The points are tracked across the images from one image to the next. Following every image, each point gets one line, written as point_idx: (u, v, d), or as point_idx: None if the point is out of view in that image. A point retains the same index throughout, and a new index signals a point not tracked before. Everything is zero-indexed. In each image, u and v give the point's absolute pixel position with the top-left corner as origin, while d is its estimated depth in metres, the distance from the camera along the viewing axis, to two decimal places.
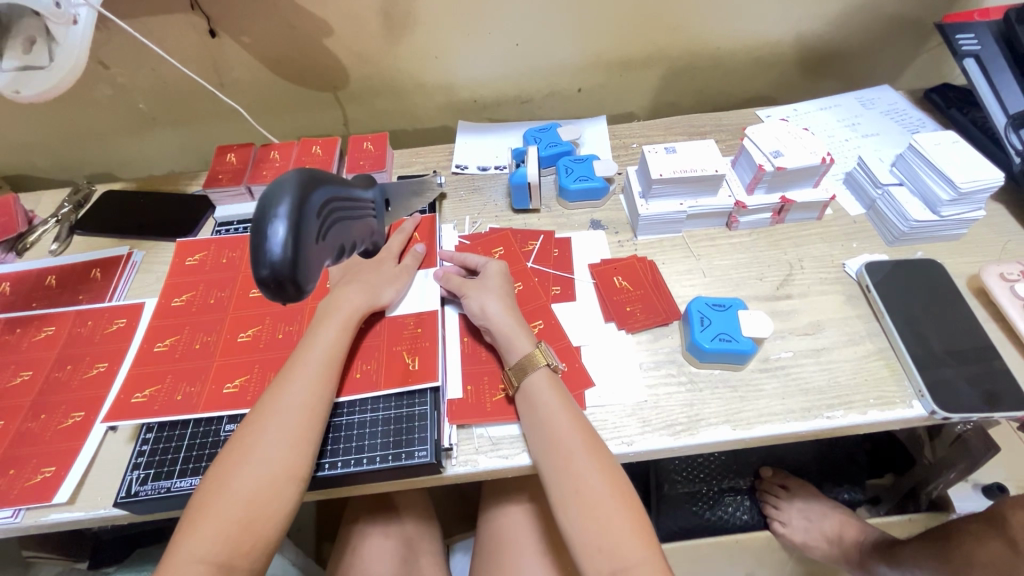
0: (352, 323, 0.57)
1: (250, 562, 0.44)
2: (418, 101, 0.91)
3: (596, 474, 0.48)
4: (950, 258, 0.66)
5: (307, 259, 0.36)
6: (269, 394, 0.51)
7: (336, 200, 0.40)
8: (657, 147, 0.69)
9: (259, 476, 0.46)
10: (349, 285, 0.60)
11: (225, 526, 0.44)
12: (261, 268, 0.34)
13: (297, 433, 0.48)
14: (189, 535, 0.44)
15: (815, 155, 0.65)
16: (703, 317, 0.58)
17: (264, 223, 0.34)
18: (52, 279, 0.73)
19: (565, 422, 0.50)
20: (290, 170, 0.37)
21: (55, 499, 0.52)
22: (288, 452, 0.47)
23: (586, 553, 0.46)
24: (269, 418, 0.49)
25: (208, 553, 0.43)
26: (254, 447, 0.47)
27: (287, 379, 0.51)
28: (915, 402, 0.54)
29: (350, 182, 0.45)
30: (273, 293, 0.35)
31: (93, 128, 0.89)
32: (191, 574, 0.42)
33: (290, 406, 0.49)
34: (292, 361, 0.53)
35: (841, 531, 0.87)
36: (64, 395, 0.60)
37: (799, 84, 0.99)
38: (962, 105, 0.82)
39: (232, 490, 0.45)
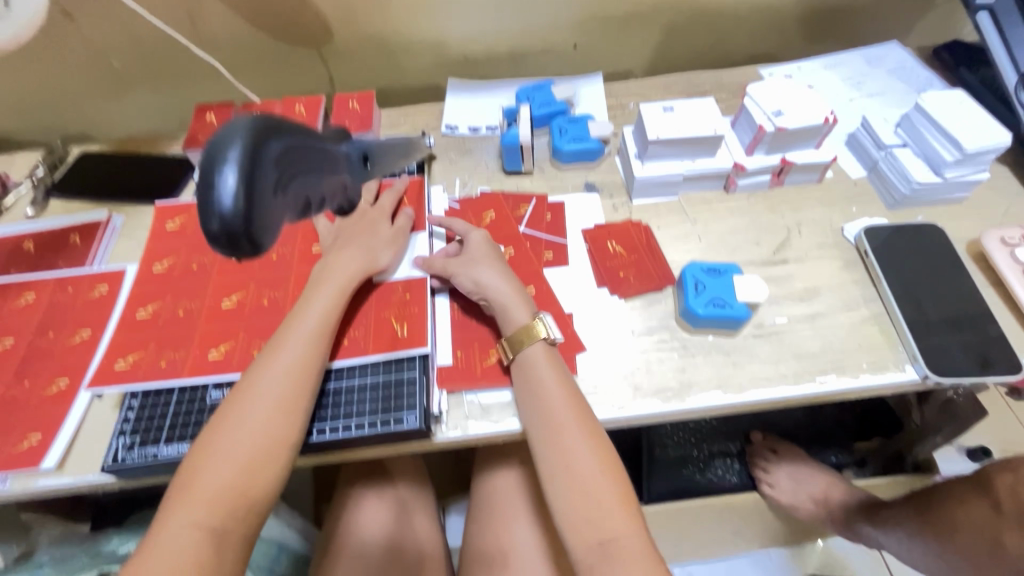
0: (349, 289, 0.55)
1: (243, 526, 0.44)
2: (406, 57, 0.87)
3: (587, 450, 0.48)
4: (951, 222, 0.64)
5: (265, 214, 0.32)
6: (262, 359, 0.49)
7: (299, 149, 0.36)
8: (654, 106, 0.66)
9: (249, 443, 0.45)
10: (343, 251, 0.58)
11: (218, 491, 0.43)
12: (211, 221, 0.31)
13: (290, 401, 0.47)
14: (180, 500, 0.43)
15: (818, 114, 0.63)
16: (698, 282, 0.57)
17: (213, 170, 0.30)
18: (30, 244, 0.71)
19: (561, 400, 0.50)
20: (243, 114, 0.33)
21: (43, 465, 0.52)
22: (278, 418, 0.46)
23: (573, 526, 0.46)
24: (262, 385, 0.47)
25: (201, 519, 0.42)
26: (246, 414, 0.46)
27: (280, 346, 0.50)
28: (908, 366, 0.54)
29: (319, 133, 0.41)
30: (226, 250, 0.32)
31: (65, 86, 0.85)
32: (184, 540, 0.42)
33: (283, 373, 0.48)
34: (284, 326, 0.52)
35: (827, 493, 0.89)
36: (48, 362, 0.59)
37: (804, 41, 0.95)
38: (971, 63, 0.79)
39: (224, 457, 0.44)
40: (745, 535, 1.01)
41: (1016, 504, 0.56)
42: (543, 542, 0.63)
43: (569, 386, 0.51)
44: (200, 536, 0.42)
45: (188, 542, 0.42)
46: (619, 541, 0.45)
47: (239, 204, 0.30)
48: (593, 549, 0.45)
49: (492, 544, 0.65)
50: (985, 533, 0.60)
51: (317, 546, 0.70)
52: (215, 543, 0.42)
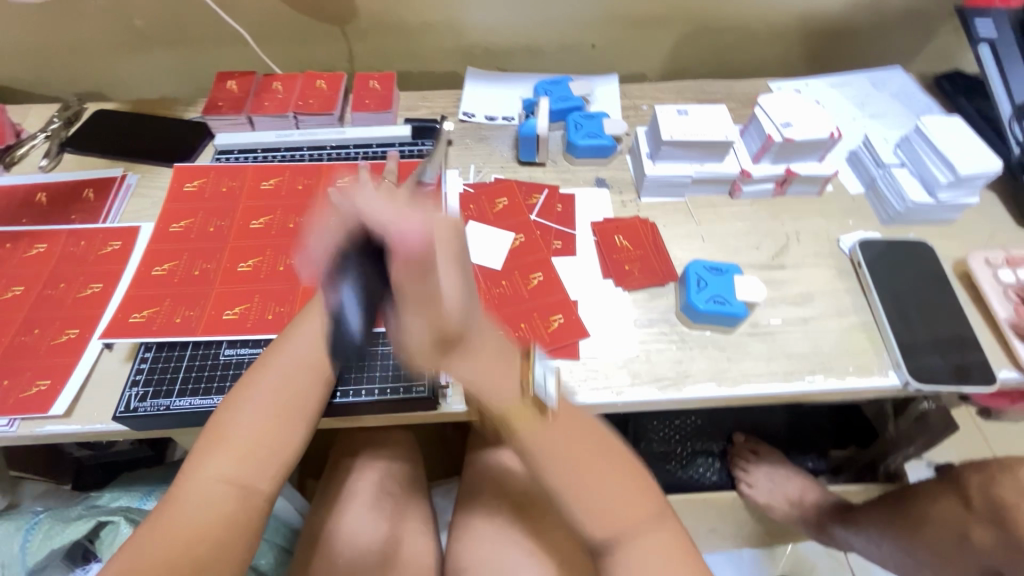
0: None
1: (269, 485, 0.45)
2: (427, 42, 0.88)
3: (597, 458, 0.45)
4: (941, 240, 0.68)
5: None
6: (294, 326, 0.51)
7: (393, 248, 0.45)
8: (669, 108, 0.69)
9: (278, 400, 0.47)
10: None
11: (250, 449, 0.44)
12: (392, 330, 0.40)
13: (321, 367, 0.49)
14: (211, 453, 0.44)
15: (824, 128, 0.65)
16: (700, 279, 0.60)
17: None
18: (43, 196, 0.71)
19: (564, 437, 0.44)
20: None
21: (52, 411, 0.53)
22: (305, 378, 0.48)
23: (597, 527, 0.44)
24: (298, 350, 0.49)
25: (232, 473, 0.43)
26: (280, 377, 0.48)
27: (313, 314, 0.52)
28: (891, 372, 0.57)
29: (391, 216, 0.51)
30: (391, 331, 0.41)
31: (85, 43, 0.85)
32: (215, 493, 0.42)
33: (315, 340, 0.50)
34: (317, 294, 0.54)
35: (802, 494, 0.93)
36: (58, 312, 0.60)
37: (812, 60, 0.98)
38: (969, 93, 0.83)
39: (256, 416, 0.46)
40: (722, 533, 1.04)
41: (987, 502, 0.60)
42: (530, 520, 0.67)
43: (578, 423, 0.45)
44: (230, 492, 0.43)
45: (218, 498, 0.42)
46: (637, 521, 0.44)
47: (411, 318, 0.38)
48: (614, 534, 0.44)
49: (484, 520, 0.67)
50: (954, 530, 0.63)
51: (312, 513, 0.72)
52: (243, 500, 0.43)
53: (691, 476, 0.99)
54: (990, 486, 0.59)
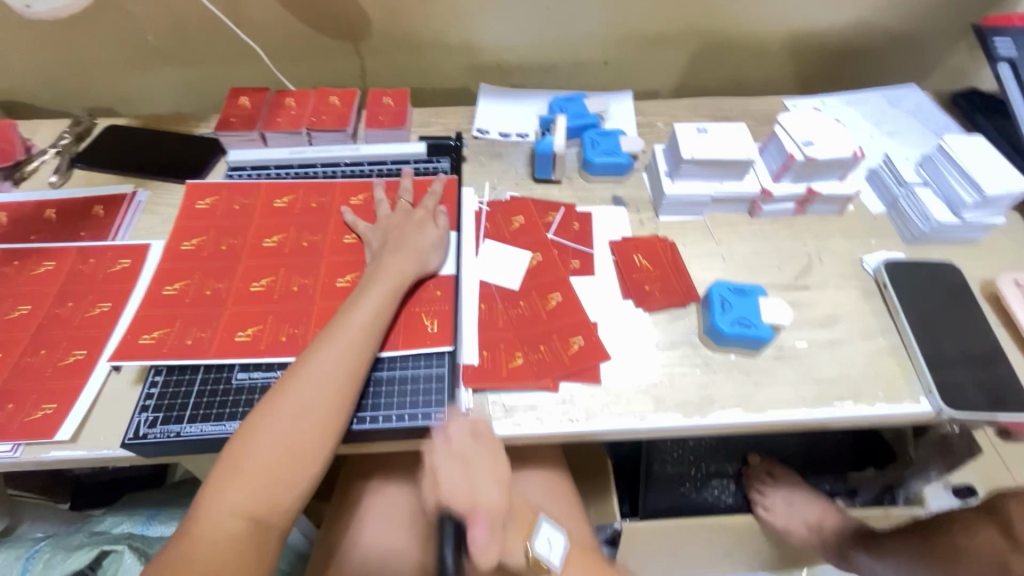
0: (400, 289, 0.55)
1: (282, 520, 0.44)
2: (441, 58, 0.88)
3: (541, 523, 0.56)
4: (967, 261, 0.66)
5: None
6: (312, 351, 0.49)
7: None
8: (688, 126, 0.68)
9: (296, 433, 0.45)
10: (397, 252, 0.58)
11: (266, 481, 0.43)
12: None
13: (339, 395, 0.48)
14: (226, 487, 0.43)
15: (846, 148, 0.65)
16: (724, 300, 0.58)
17: None
18: (51, 212, 0.70)
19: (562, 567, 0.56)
20: None
21: (57, 437, 0.51)
22: (325, 410, 0.47)
23: None
24: (317, 378, 0.47)
25: (246, 507, 0.42)
26: (298, 406, 0.46)
27: (330, 340, 0.50)
28: (922, 399, 0.55)
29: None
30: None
31: (97, 58, 0.84)
32: (228, 528, 0.42)
33: (333, 367, 0.49)
34: (335, 319, 0.52)
35: (822, 519, 0.91)
36: (65, 332, 0.59)
37: (825, 78, 0.97)
38: (988, 111, 0.82)
39: (273, 446, 0.44)
40: (737, 558, 1.02)
41: None
42: None
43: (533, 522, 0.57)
44: (243, 526, 0.42)
45: (232, 535, 0.41)
46: None
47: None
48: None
49: None
50: (992, 559, 0.60)
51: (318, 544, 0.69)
52: (258, 536, 0.42)
53: (706, 498, 0.97)
54: None
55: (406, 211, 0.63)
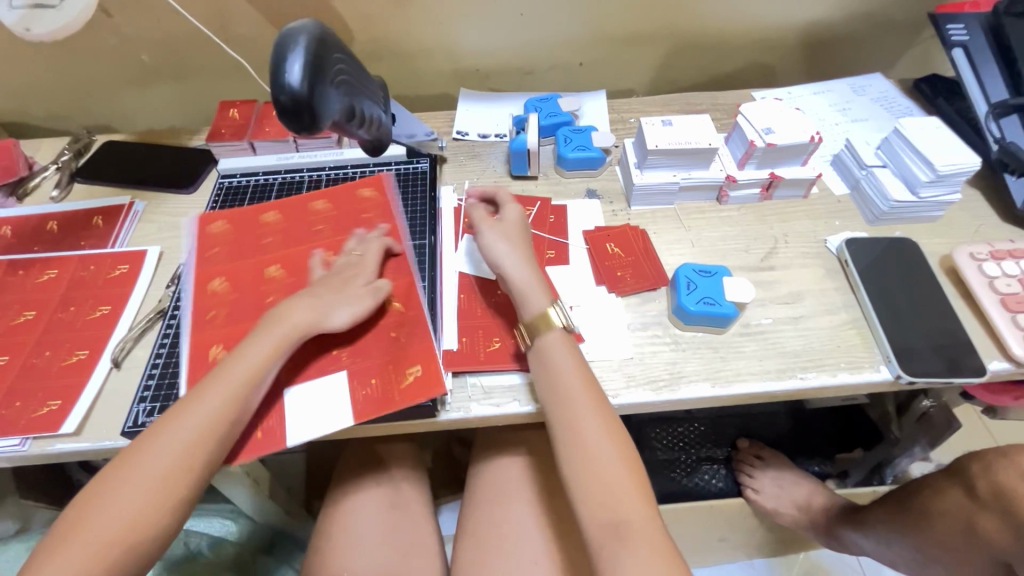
0: (290, 344, 0.54)
1: (143, 543, 0.44)
2: (422, 66, 0.92)
3: (613, 452, 0.50)
4: (926, 238, 0.69)
5: (317, 95, 0.50)
6: (190, 399, 0.50)
7: (353, 72, 0.56)
8: (654, 120, 0.71)
9: (170, 457, 0.47)
10: (301, 297, 0.57)
11: (113, 537, 0.43)
12: (282, 95, 0.49)
13: (205, 440, 0.48)
14: (103, 496, 0.45)
15: (805, 133, 0.68)
16: (690, 281, 0.61)
17: (284, 63, 0.49)
18: (53, 224, 0.74)
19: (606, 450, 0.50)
20: (305, 34, 0.50)
21: (62, 429, 0.55)
22: (201, 438, 0.48)
23: (589, 506, 0.49)
24: (183, 422, 0.48)
25: (112, 522, 0.44)
26: (156, 456, 0.46)
27: (211, 385, 0.50)
28: (882, 367, 0.58)
29: (370, 77, 0.61)
30: (291, 119, 0.50)
31: (95, 78, 0.89)
32: (91, 540, 0.43)
33: (219, 400, 0.50)
34: (231, 355, 0.53)
35: (810, 498, 0.93)
36: (67, 334, 0.62)
37: (794, 70, 1.01)
38: (948, 95, 0.85)
39: (127, 496, 0.45)
40: (731, 542, 1.03)
41: (992, 489, 0.59)
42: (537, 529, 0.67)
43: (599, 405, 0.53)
44: (105, 541, 0.43)
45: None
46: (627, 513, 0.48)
47: (296, 88, 0.48)
48: (603, 517, 0.48)
49: (488, 535, 0.68)
50: (961, 522, 0.63)
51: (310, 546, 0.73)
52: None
53: (696, 483, 0.98)
54: (991, 474, 0.59)
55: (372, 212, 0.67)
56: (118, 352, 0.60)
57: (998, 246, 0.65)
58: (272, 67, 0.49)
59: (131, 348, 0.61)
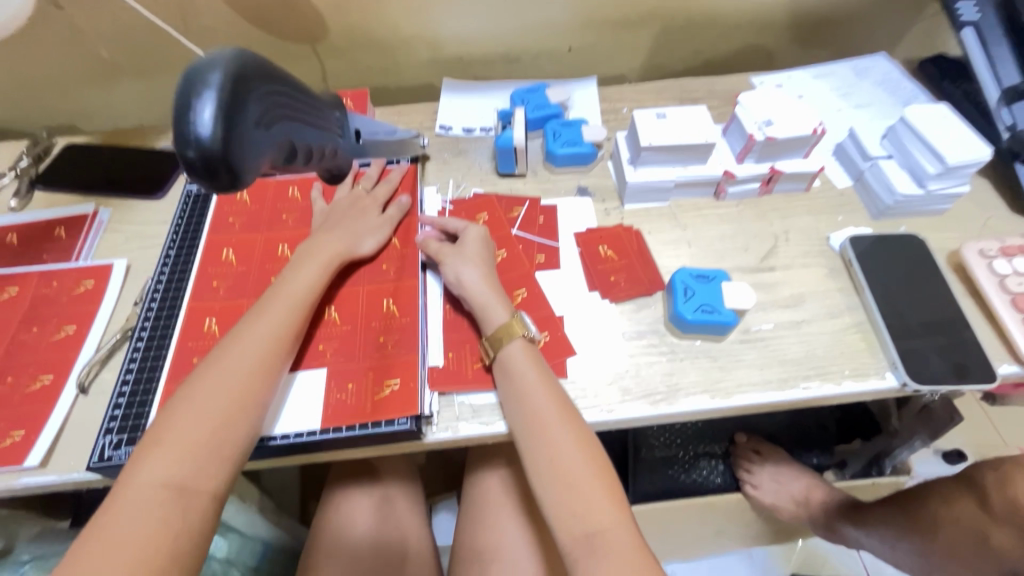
0: (331, 267, 0.58)
1: (211, 486, 0.44)
2: (401, 55, 0.86)
3: (581, 456, 0.49)
4: (933, 232, 0.66)
5: (242, 144, 0.35)
6: (242, 325, 0.51)
7: (293, 101, 0.41)
8: (648, 112, 0.67)
9: (227, 388, 0.47)
10: (332, 231, 0.61)
11: (189, 448, 0.44)
12: (188, 149, 0.34)
13: (259, 370, 0.49)
14: (144, 459, 0.43)
15: (807, 125, 0.64)
16: (687, 288, 0.58)
17: (190, 102, 0.33)
18: (13, 237, 0.69)
19: (572, 454, 0.49)
20: (222, 58, 0.35)
21: (26, 463, 0.51)
22: (254, 363, 0.49)
23: (558, 509, 0.47)
24: (233, 354, 0.49)
25: (169, 476, 0.42)
26: (220, 374, 0.47)
27: (255, 316, 0.52)
28: (888, 374, 0.56)
29: (320, 98, 0.47)
30: (206, 180, 0.35)
31: (51, 75, 0.83)
32: (150, 497, 0.41)
33: (269, 326, 0.51)
34: (271, 289, 0.55)
35: (808, 493, 0.91)
36: (31, 358, 0.58)
37: (793, 51, 0.96)
38: (955, 77, 0.81)
39: (195, 413, 0.45)
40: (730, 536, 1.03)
41: (1002, 502, 0.57)
42: (531, 542, 0.65)
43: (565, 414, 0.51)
44: (165, 494, 0.42)
45: (157, 502, 0.41)
46: (599, 515, 0.46)
47: (204, 140, 0.33)
48: (570, 519, 0.47)
49: (482, 548, 0.66)
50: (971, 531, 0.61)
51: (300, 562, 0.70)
52: (182, 504, 0.42)
53: (694, 479, 0.97)
54: (1002, 487, 0.58)
55: (356, 197, 0.66)
56: (84, 376, 0.56)
57: (1009, 242, 0.62)
58: (173, 113, 0.34)
59: (98, 371, 0.58)
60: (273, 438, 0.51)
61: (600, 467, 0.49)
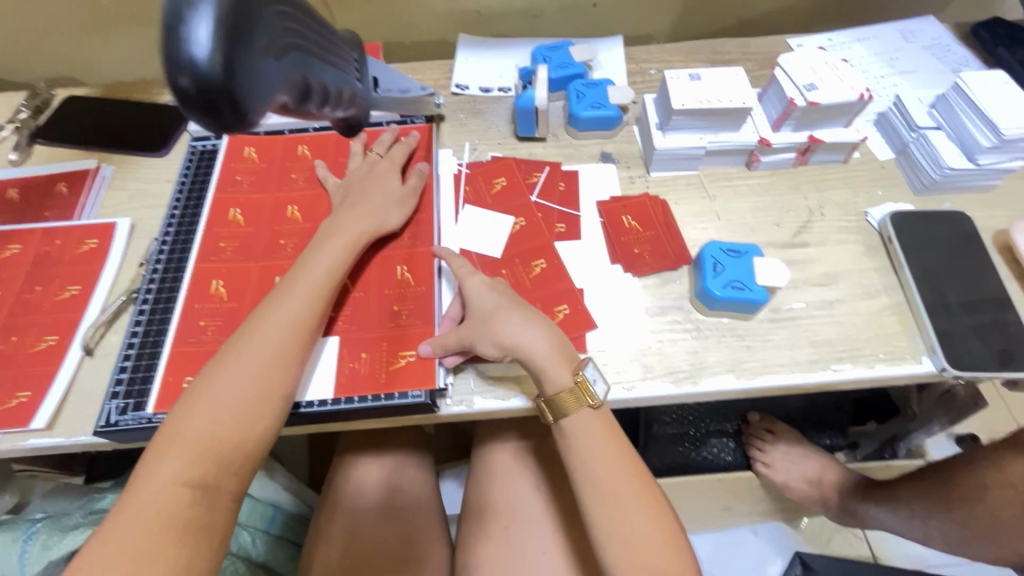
0: (356, 248, 0.54)
1: (234, 483, 0.43)
2: (415, 8, 0.81)
3: (617, 457, 0.49)
4: (978, 210, 0.62)
5: (244, 74, 0.31)
6: (259, 313, 0.48)
7: (303, 29, 0.36)
8: (680, 73, 0.63)
9: (249, 384, 0.44)
10: (354, 207, 0.57)
11: (211, 444, 0.42)
12: (182, 76, 0.29)
13: (283, 364, 0.46)
14: (163, 456, 0.41)
15: (853, 90, 0.59)
16: (716, 262, 0.55)
17: (183, 19, 0.29)
18: (14, 192, 0.67)
19: (610, 457, 0.49)
20: None
21: (33, 425, 0.50)
22: (278, 358, 0.46)
23: (595, 509, 0.48)
24: (256, 348, 0.46)
25: (190, 474, 0.41)
26: (240, 366, 0.45)
27: (276, 302, 0.49)
28: (925, 359, 0.53)
29: (337, 33, 0.42)
30: (203, 115, 0.31)
31: (48, 21, 0.79)
32: (172, 496, 0.40)
33: (292, 316, 0.48)
34: (292, 272, 0.51)
35: (822, 474, 0.89)
36: (36, 317, 0.57)
37: (833, 11, 0.89)
38: (1011, 43, 0.75)
39: (215, 407, 0.43)
40: (738, 513, 1.02)
41: None
42: (543, 516, 0.65)
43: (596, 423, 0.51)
44: (188, 493, 0.40)
45: (178, 499, 0.40)
46: (636, 515, 0.47)
47: (197, 64, 0.29)
48: (608, 519, 0.47)
49: (492, 519, 0.66)
50: None
51: (309, 531, 0.70)
52: (205, 501, 0.41)
53: (704, 456, 0.96)
54: None
55: (373, 161, 0.62)
56: (89, 338, 0.55)
57: None
58: (162, 30, 0.29)
59: (104, 333, 0.56)
60: (304, 404, 0.50)
61: (634, 468, 0.50)
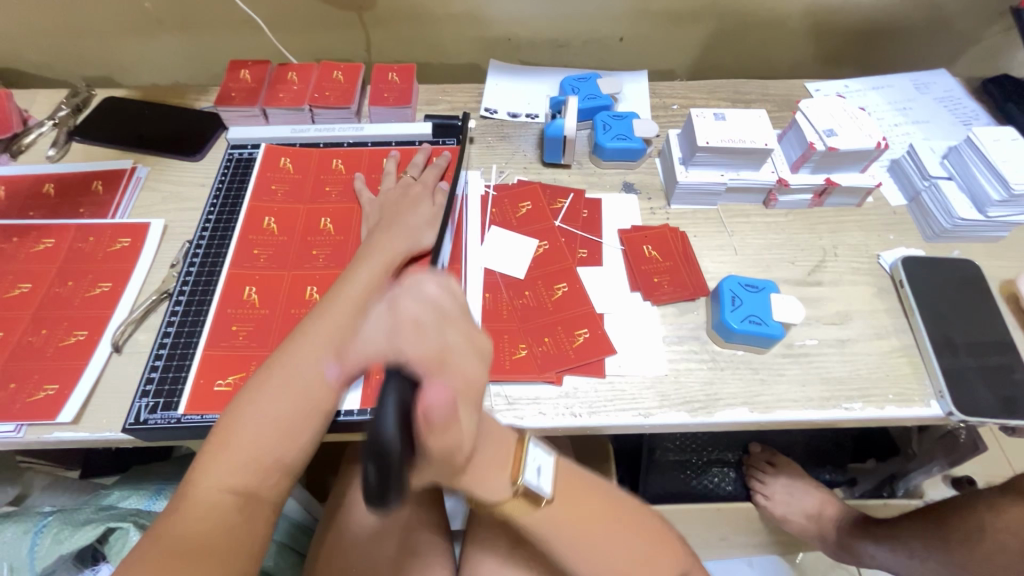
0: (392, 266, 0.56)
1: (274, 493, 0.44)
2: (448, 32, 0.84)
3: (594, 518, 0.43)
4: (986, 260, 0.64)
5: None
6: (301, 329, 0.50)
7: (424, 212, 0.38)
8: (705, 112, 0.65)
9: (293, 398, 0.46)
10: (391, 231, 0.58)
11: (255, 455, 0.43)
12: None
13: (324, 380, 0.48)
14: (212, 463, 0.42)
15: (870, 138, 0.62)
16: (735, 296, 0.57)
17: None
18: (50, 187, 0.69)
19: (587, 510, 0.43)
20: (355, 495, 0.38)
21: (59, 418, 0.51)
22: (319, 374, 0.48)
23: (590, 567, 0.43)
24: (299, 362, 0.47)
25: (236, 482, 0.42)
26: (283, 382, 0.46)
27: (317, 318, 0.50)
28: (933, 402, 0.54)
29: None
30: None
31: (94, 24, 0.82)
32: (218, 502, 0.41)
33: (333, 333, 0.50)
34: (332, 289, 0.53)
35: (822, 508, 0.90)
36: (66, 312, 0.58)
37: (849, 59, 0.93)
38: (1020, 100, 0.78)
39: (262, 419, 0.44)
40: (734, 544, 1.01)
41: None
42: None
43: (577, 491, 0.44)
44: (234, 501, 0.41)
45: (221, 507, 0.41)
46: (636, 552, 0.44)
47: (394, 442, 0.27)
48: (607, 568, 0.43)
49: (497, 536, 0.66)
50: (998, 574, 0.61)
51: (313, 540, 0.70)
52: (248, 509, 0.42)
53: (704, 485, 0.97)
54: None
55: (405, 184, 0.63)
56: (119, 335, 0.56)
57: None
58: None
59: (132, 331, 0.57)
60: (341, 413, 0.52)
61: (614, 511, 0.44)
